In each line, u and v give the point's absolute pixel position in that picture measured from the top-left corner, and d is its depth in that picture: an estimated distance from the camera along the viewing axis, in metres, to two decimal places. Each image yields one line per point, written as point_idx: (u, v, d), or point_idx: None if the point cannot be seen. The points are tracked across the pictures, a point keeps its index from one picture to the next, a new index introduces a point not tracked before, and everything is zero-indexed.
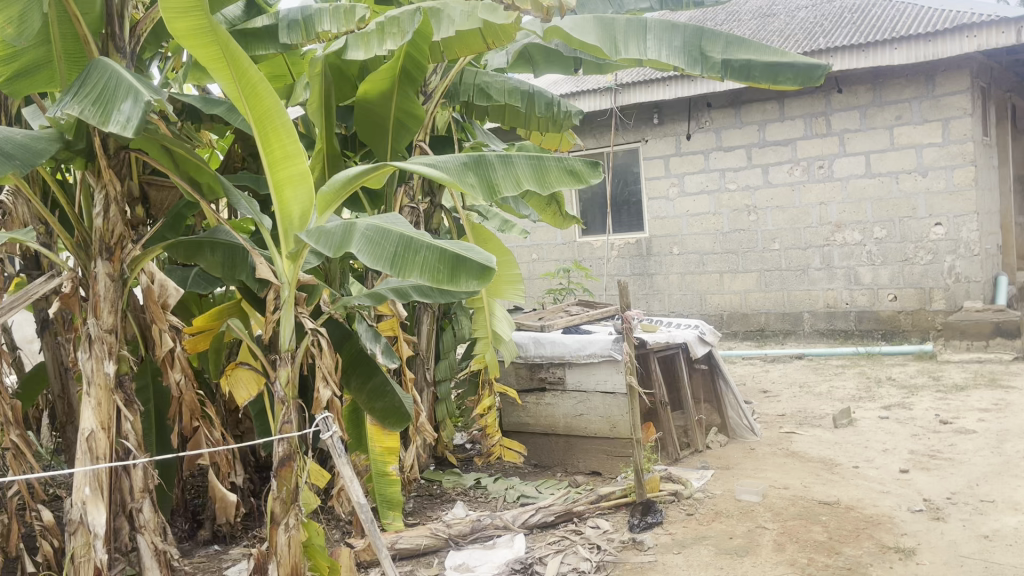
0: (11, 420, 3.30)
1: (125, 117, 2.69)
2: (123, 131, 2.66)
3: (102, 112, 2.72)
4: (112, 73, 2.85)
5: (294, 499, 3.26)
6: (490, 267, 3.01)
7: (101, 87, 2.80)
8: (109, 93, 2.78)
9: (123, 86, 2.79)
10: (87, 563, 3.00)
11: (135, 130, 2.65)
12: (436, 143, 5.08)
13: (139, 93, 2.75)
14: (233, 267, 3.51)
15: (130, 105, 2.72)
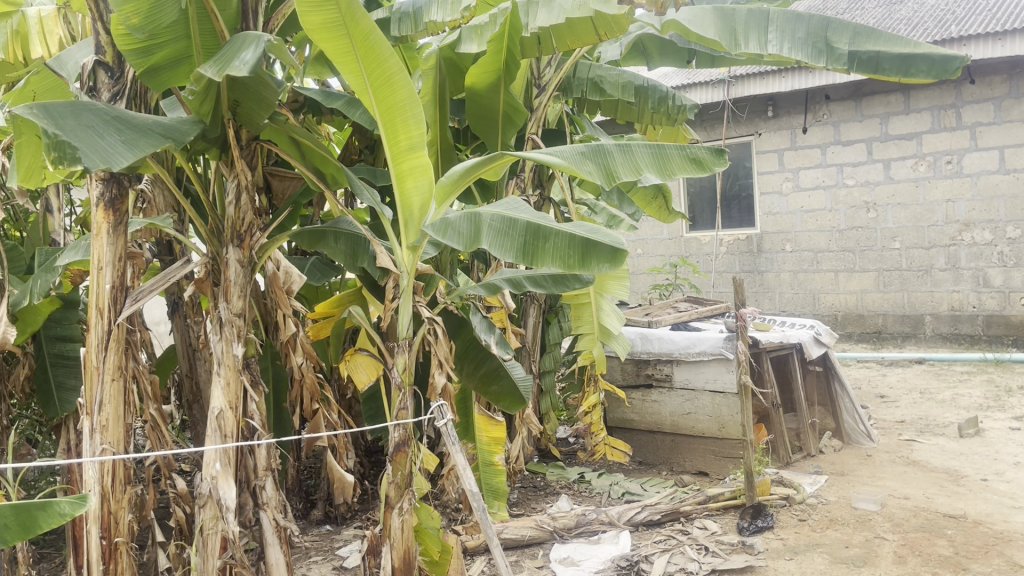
0: (150, 395, 3.49)
1: (244, 62, 2.71)
2: (241, 72, 2.67)
3: (225, 66, 2.76)
4: (238, 38, 2.93)
5: (407, 484, 3.32)
6: (622, 250, 3.02)
7: (228, 49, 2.88)
8: (231, 51, 2.83)
9: (244, 44, 2.85)
10: (215, 533, 3.16)
11: (253, 68, 2.65)
12: (548, 136, 5.10)
13: (259, 43, 2.79)
14: (355, 257, 3.57)
15: (250, 53, 2.76)
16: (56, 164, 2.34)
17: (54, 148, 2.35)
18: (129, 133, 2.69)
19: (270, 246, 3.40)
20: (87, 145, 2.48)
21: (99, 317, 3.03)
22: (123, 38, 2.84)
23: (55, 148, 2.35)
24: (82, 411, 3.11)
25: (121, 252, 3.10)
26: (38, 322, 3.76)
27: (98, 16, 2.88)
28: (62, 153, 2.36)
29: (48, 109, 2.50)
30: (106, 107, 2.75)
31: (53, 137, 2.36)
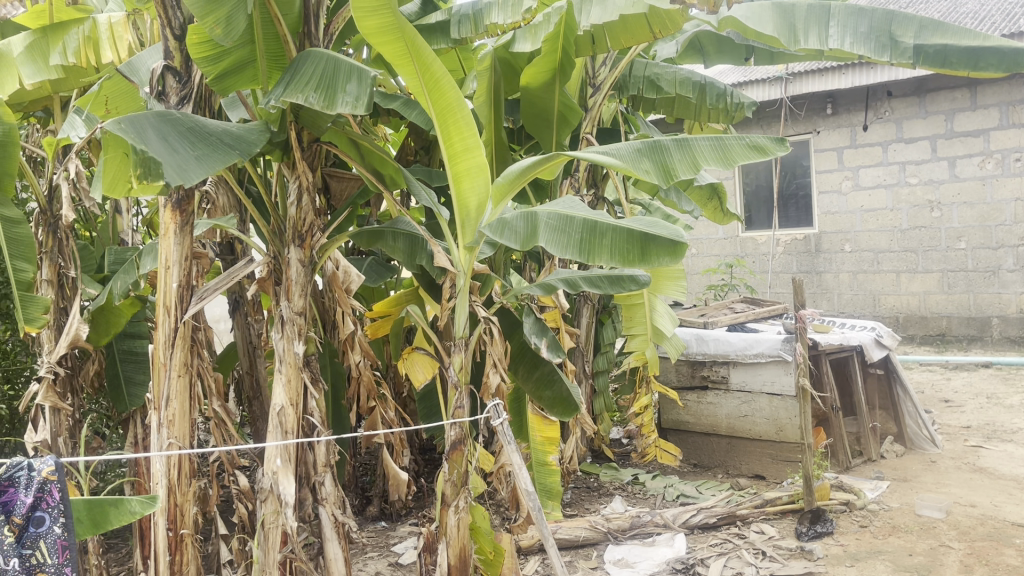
0: (214, 392, 3.59)
1: (353, 98, 2.86)
2: (353, 110, 2.83)
3: (329, 92, 2.88)
4: (329, 58, 3.00)
5: (464, 483, 3.34)
6: (682, 242, 3.11)
7: (322, 69, 2.96)
8: (331, 76, 2.93)
9: (342, 70, 2.95)
10: (276, 527, 3.23)
11: (367, 108, 2.81)
12: (603, 135, 5.08)
13: (362, 77, 2.92)
14: (413, 255, 3.61)
15: (356, 86, 2.89)
16: (140, 180, 2.52)
17: (140, 165, 2.52)
18: (201, 147, 2.73)
19: (330, 246, 3.47)
20: (164, 158, 2.52)
21: (167, 315, 3.12)
22: (196, 47, 2.93)
23: (141, 165, 2.51)
24: (151, 405, 3.20)
25: (188, 252, 3.17)
26: (122, 323, 3.87)
27: (167, 23, 2.94)
28: (147, 169, 2.53)
29: (130, 122, 2.57)
30: (180, 118, 2.81)
31: (141, 153, 2.51)
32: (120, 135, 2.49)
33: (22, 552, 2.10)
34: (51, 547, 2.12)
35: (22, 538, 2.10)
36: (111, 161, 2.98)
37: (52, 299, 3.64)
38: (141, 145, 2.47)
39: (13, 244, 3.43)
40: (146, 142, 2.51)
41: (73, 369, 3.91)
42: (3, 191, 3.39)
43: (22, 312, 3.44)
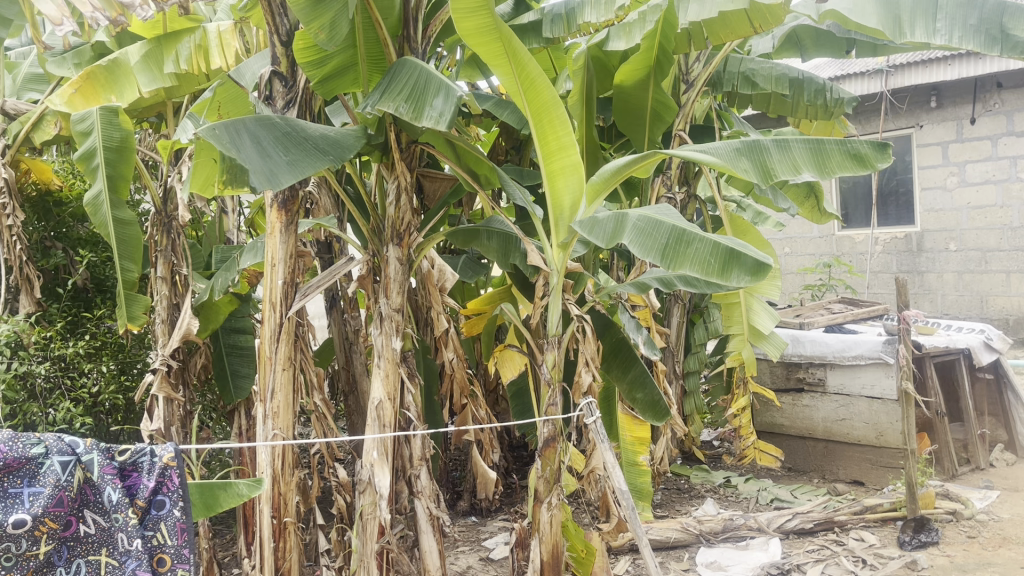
0: (315, 385, 3.72)
1: (438, 112, 2.83)
2: (436, 125, 2.81)
3: (416, 108, 2.89)
4: (423, 70, 3.02)
5: (556, 479, 3.34)
6: (766, 264, 2.73)
7: (414, 82, 2.98)
8: (421, 88, 2.95)
9: (433, 82, 2.94)
10: (373, 519, 3.32)
11: (449, 122, 2.79)
12: (696, 131, 5.01)
13: (450, 90, 2.88)
14: (507, 253, 3.65)
15: (443, 101, 2.86)
16: (226, 185, 2.77)
17: (228, 172, 2.77)
18: (294, 152, 2.81)
19: (427, 246, 3.55)
20: (253, 165, 2.62)
21: (273, 311, 3.25)
22: (302, 52, 3.05)
23: (228, 173, 2.76)
24: (257, 398, 3.34)
25: (293, 250, 3.29)
26: (220, 321, 4.06)
27: (274, 29, 3.04)
28: (233, 176, 2.78)
29: (226, 128, 2.68)
30: (280, 122, 2.90)
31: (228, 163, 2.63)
32: (212, 142, 2.60)
33: (145, 533, 2.23)
34: (171, 529, 2.25)
35: (145, 520, 2.24)
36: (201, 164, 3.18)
37: (165, 296, 3.86)
38: (231, 152, 2.58)
39: (123, 244, 3.74)
40: (236, 149, 2.61)
41: (184, 362, 4.11)
42: (118, 193, 3.70)
43: (126, 310, 3.81)
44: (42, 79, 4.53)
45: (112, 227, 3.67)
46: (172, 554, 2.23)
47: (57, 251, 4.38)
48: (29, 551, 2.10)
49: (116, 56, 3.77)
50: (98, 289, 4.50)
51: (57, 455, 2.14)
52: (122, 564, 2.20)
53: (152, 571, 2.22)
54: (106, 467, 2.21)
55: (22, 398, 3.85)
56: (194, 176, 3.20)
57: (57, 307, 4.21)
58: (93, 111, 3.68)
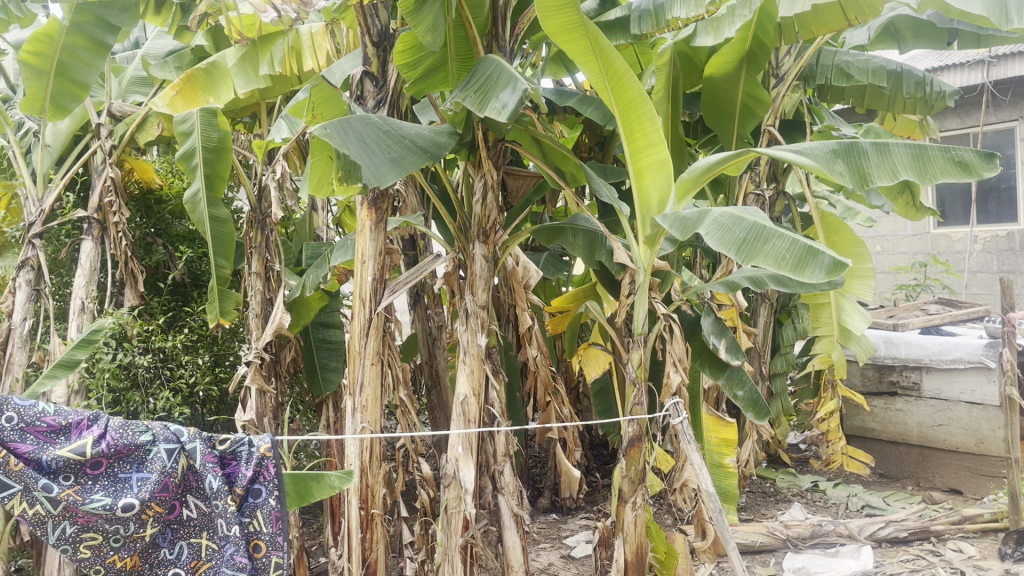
0: (401, 380, 3.79)
1: (503, 104, 2.78)
2: (498, 115, 2.75)
3: (483, 105, 2.86)
4: (497, 67, 3.00)
5: (641, 479, 3.30)
6: (844, 263, 2.63)
7: (488, 80, 2.97)
8: (492, 85, 2.92)
9: (503, 77, 2.91)
10: (458, 513, 3.36)
11: (510, 113, 2.71)
12: (786, 126, 4.89)
13: (516, 81, 2.82)
14: (593, 251, 3.62)
15: (508, 93, 2.81)
16: (340, 182, 2.68)
17: (343, 168, 2.68)
18: (396, 150, 2.86)
19: (511, 244, 3.57)
20: (362, 162, 2.69)
21: (363, 306, 3.33)
22: (402, 54, 3.13)
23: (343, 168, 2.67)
24: (347, 391, 3.43)
25: (382, 247, 3.36)
26: (310, 316, 4.17)
27: (366, 30, 3.08)
28: (348, 173, 2.68)
29: (334, 126, 2.74)
30: (379, 121, 2.96)
31: (343, 158, 2.70)
32: (326, 139, 2.67)
33: (243, 519, 2.34)
34: (266, 517, 2.34)
35: (243, 507, 2.34)
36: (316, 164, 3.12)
37: (259, 290, 3.96)
38: (343, 150, 2.63)
39: (218, 241, 3.89)
40: (347, 146, 2.68)
41: (276, 355, 4.24)
42: (215, 191, 3.84)
43: (219, 305, 3.99)
44: (145, 82, 4.73)
45: (208, 224, 3.83)
46: (266, 541, 2.33)
47: (158, 248, 4.56)
48: (136, 534, 2.24)
49: (214, 60, 3.83)
50: (195, 283, 4.67)
51: (163, 443, 2.28)
52: (222, 549, 2.31)
53: (250, 556, 2.32)
54: (207, 455, 2.33)
55: (125, 387, 4.02)
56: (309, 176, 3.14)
57: (158, 300, 4.40)
58: (193, 113, 3.85)
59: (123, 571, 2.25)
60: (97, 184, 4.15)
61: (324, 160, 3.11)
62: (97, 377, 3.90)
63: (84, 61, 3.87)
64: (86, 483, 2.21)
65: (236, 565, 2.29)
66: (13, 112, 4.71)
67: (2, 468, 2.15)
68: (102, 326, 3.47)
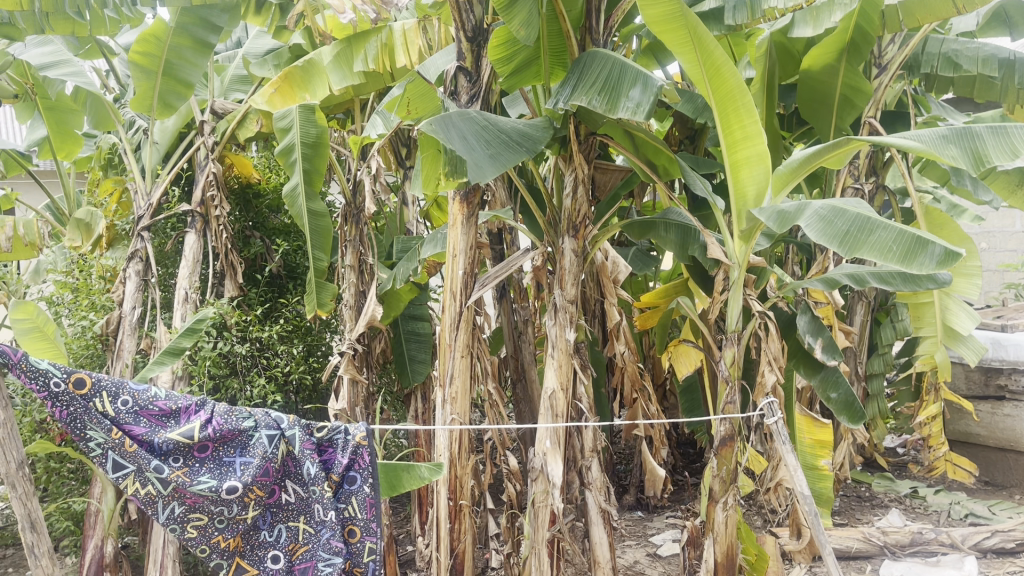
0: (489, 373, 3.81)
1: (635, 103, 2.81)
2: (634, 116, 2.78)
3: (611, 101, 2.87)
4: (616, 60, 3.00)
5: (733, 479, 3.24)
6: (957, 252, 2.51)
7: (608, 74, 2.97)
8: (616, 80, 2.93)
9: (628, 73, 2.91)
10: (545, 507, 3.35)
11: (647, 113, 2.74)
12: (887, 118, 4.71)
13: (647, 78, 2.84)
14: (686, 246, 3.57)
15: (639, 91, 2.82)
16: (447, 177, 2.84)
17: (449, 163, 2.83)
18: (494, 146, 2.88)
19: (601, 238, 3.52)
20: (465, 157, 2.72)
21: (453, 299, 3.37)
22: (496, 49, 3.15)
23: (450, 164, 2.82)
24: (437, 382, 3.49)
25: (473, 241, 3.37)
26: (400, 309, 4.24)
27: (460, 25, 3.09)
28: (455, 168, 2.83)
29: (438, 121, 2.78)
30: (477, 116, 2.98)
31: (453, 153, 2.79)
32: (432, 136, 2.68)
33: (339, 505, 2.42)
34: (361, 503, 2.42)
35: (339, 493, 2.43)
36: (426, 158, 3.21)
37: (353, 283, 4.08)
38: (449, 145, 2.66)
39: (316, 235, 4.01)
40: (453, 141, 2.71)
41: (368, 346, 4.33)
42: (312, 186, 3.95)
43: (316, 297, 4.10)
44: (246, 81, 4.88)
45: (306, 218, 3.95)
46: (361, 526, 2.41)
47: (256, 241, 4.72)
48: (239, 516, 2.36)
49: (311, 56, 3.95)
50: (290, 275, 4.81)
51: (265, 429, 2.38)
52: (318, 532, 2.40)
53: (345, 540, 2.41)
54: (306, 442, 2.40)
55: (225, 374, 4.19)
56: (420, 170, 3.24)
57: (256, 292, 4.55)
58: (293, 110, 3.97)
59: (227, 551, 2.36)
60: (201, 179, 4.34)
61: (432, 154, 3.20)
62: (198, 364, 4.07)
63: (190, 61, 4.03)
64: (194, 466, 2.34)
65: (332, 549, 2.37)
66: (125, 110, 4.95)
67: (119, 449, 2.30)
68: (206, 314, 3.52)
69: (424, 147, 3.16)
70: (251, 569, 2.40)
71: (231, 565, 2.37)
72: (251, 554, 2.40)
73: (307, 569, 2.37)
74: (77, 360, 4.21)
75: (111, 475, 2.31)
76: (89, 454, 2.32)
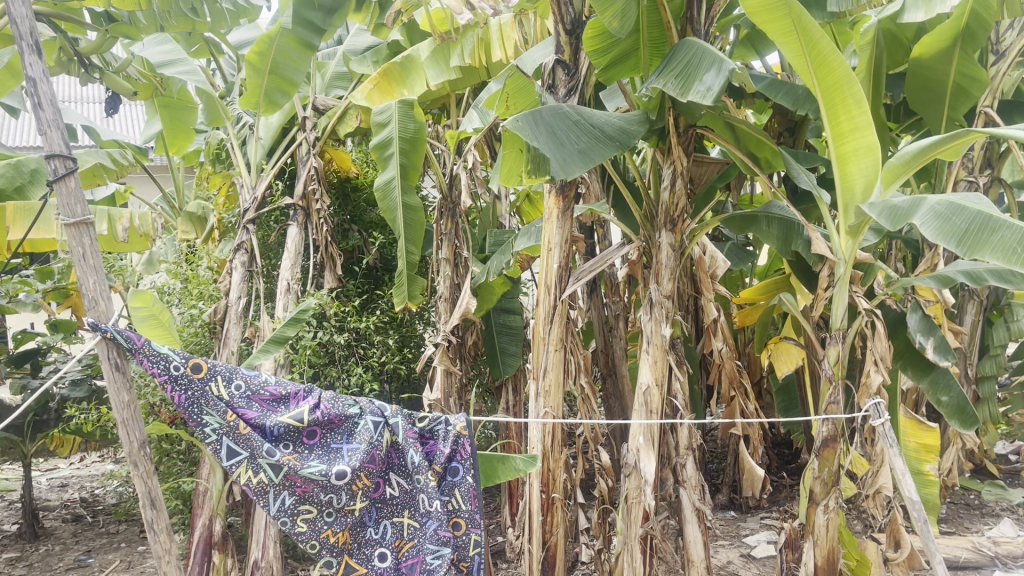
0: (582, 368, 3.79)
1: (706, 87, 2.71)
2: (702, 99, 2.69)
3: (686, 86, 2.81)
4: (700, 47, 2.93)
5: (835, 482, 3.14)
6: None
7: (690, 61, 2.91)
8: (695, 67, 2.85)
9: (707, 58, 2.83)
10: (638, 504, 3.33)
11: (715, 96, 2.64)
12: (1005, 108, 4.46)
13: (721, 61, 2.74)
14: (789, 241, 3.47)
15: (713, 75, 2.73)
16: (529, 175, 2.88)
17: (532, 162, 2.87)
18: (585, 141, 2.86)
19: (699, 232, 3.48)
20: (550, 153, 2.74)
21: (547, 293, 3.37)
22: (591, 43, 3.14)
23: (533, 162, 2.86)
24: (531, 376, 3.50)
25: (569, 235, 3.36)
26: (492, 301, 4.27)
27: (560, 18, 3.10)
28: (537, 166, 2.86)
29: (526, 118, 2.82)
30: (570, 110, 2.97)
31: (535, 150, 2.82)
32: (517, 133, 2.74)
33: (443, 497, 2.52)
34: (465, 495, 2.51)
35: (443, 485, 2.52)
36: (506, 155, 3.22)
37: (448, 275, 4.14)
38: (533, 143, 2.71)
39: (409, 229, 4.05)
40: (538, 138, 2.75)
41: (461, 337, 4.39)
42: (407, 180, 4.00)
43: (407, 290, 4.17)
44: (346, 77, 4.99)
45: (401, 211, 4.00)
46: (466, 518, 2.50)
47: (354, 233, 4.83)
48: (348, 506, 2.45)
49: (409, 53, 4.08)
50: (386, 267, 4.92)
51: (370, 416, 2.49)
52: (424, 525, 2.49)
53: (451, 533, 2.49)
54: (409, 431, 2.52)
55: (324, 363, 4.33)
56: (501, 167, 3.27)
57: (354, 284, 4.66)
58: (392, 105, 4.04)
59: (335, 546, 2.43)
60: (302, 173, 4.47)
61: (517, 153, 3.27)
62: (299, 352, 4.19)
63: (295, 61, 4.15)
64: (304, 452, 2.44)
65: (440, 540, 2.47)
66: (231, 107, 5.14)
67: (233, 434, 2.40)
68: (308, 305, 3.61)
69: (509, 146, 3.14)
70: (360, 568, 2.45)
71: (341, 563, 2.43)
72: (359, 553, 2.46)
73: (415, 564, 2.46)
74: (186, 345, 4.40)
75: (225, 462, 2.40)
76: (205, 440, 2.42)
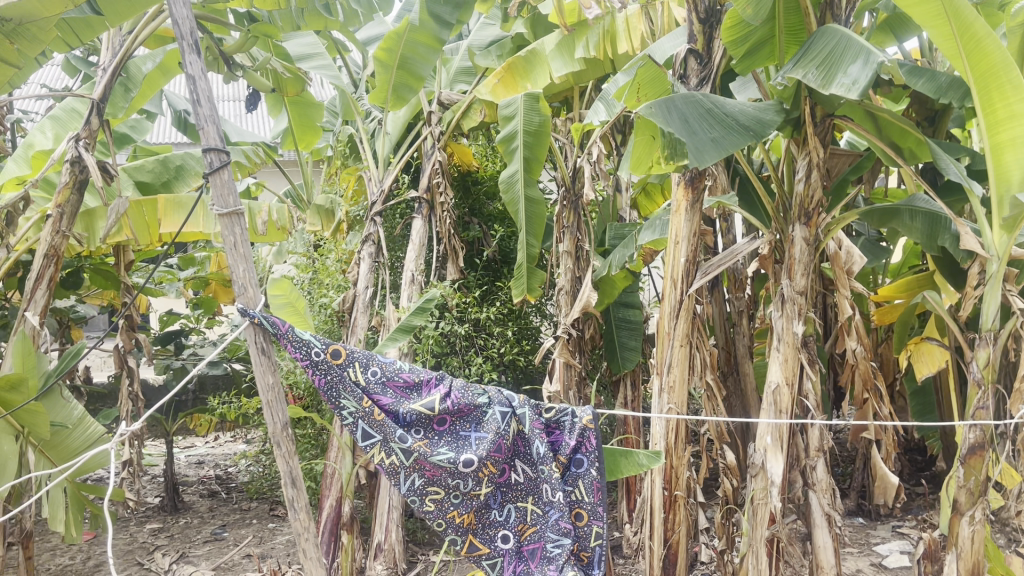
0: (707, 365, 3.71)
1: (851, 79, 2.61)
2: (847, 92, 2.59)
3: (829, 77, 2.71)
4: (842, 34, 2.82)
5: (982, 492, 2.94)
6: None
7: (832, 48, 2.80)
8: (839, 56, 2.75)
9: (852, 47, 2.72)
10: (764, 506, 3.22)
11: (861, 91, 2.54)
12: None
13: (869, 53, 2.63)
14: (933, 236, 3.31)
15: (859, 67, 2.62)
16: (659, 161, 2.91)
17: (669, 146, 2.81)
18: (717, 129, 2.79)
19: (837, 225, 3.33)
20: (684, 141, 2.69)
21: (673, 287, 3.32)
22: (727, 31, 3.07)
23: (670, 147, 2.80)
24: (653, 370, 3.45)
25: (697, 228, 3.29)
26: (614, 295, 4.24)
27: (694, 6, 3.06)
28: (675, 150, 2.80)
29: (659, 105, 2.78)
30: (705, 98, 2.91)
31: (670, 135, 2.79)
32: (649, 119, 2.70)
33: (567, 487, 2.55)
34: (588, 487, 2.54)
35: (567, 476, 2.56)
36: (636, 141, 3.21)
37: (569, 268, 4.13)
38: (667, 129, 2.67)
39: (530, 221, 4.07)
40: (671, 124, 2.71)
41: (581, 330, 4.39)
42: (529, 173, 4.02)
43: (525, 282, 4.19)
44: (469, 71, 5.04)
45: (523, 204, 4.03)
46: (588, 510, 2.53)
47: (475, 226, 4.94)
48: (474, 491, 2.49)
49: (534, 46, 4.05)
50: (505, 260, 4.96)
51: (498, 406, 2.52)
52: (547, 513, 2.51)
53: (572, 523, 2.54)
54: (536, 422, 2.54)
55: (446, 352, 4.43)
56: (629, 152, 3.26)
57: (475, 275, 4.72)
58: (517, 98, 4.04)
59: (461, 527, 2.49)
60: (427, 167, 4.55)
61: (646, 141, 3.25)
62: (422, 342, 4.27)
63: (423, 55, 4.23)
64: (433, 438, 2.49)
65: (562, 530, 2.48)
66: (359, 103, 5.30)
67: (368, 419, 2.47)
68: (433, 295, 3.66)
69: (639, 133, 3.16)
70: (483, 547, 2.51)
71: (465, 542, 2.50)
72: (483, 533, 2.52)
73: (536, 550, 2.49)
74: (317, 331, 4.58)
75: (360, 442, 2.48)
76: (342, 421, 2.50)
